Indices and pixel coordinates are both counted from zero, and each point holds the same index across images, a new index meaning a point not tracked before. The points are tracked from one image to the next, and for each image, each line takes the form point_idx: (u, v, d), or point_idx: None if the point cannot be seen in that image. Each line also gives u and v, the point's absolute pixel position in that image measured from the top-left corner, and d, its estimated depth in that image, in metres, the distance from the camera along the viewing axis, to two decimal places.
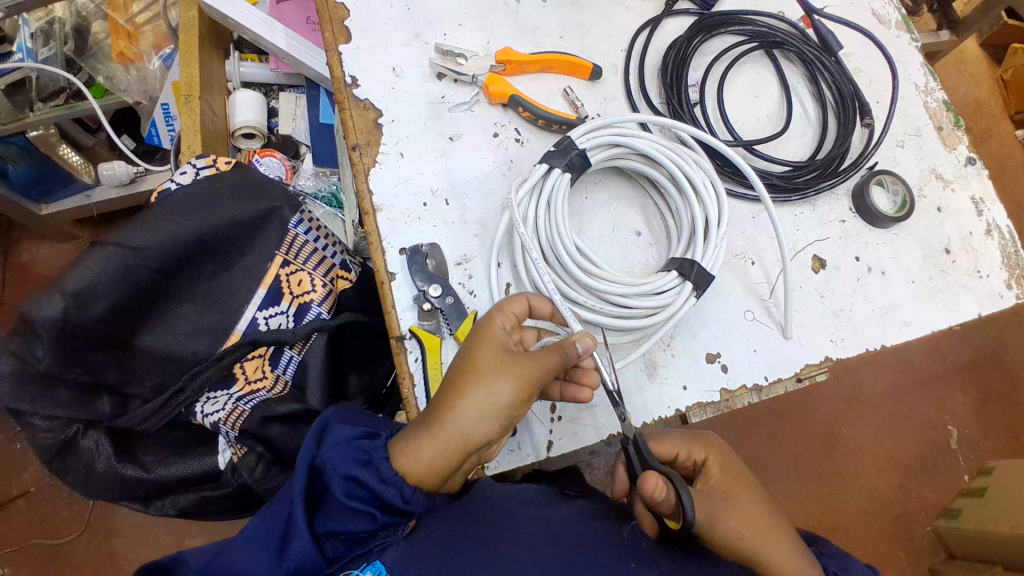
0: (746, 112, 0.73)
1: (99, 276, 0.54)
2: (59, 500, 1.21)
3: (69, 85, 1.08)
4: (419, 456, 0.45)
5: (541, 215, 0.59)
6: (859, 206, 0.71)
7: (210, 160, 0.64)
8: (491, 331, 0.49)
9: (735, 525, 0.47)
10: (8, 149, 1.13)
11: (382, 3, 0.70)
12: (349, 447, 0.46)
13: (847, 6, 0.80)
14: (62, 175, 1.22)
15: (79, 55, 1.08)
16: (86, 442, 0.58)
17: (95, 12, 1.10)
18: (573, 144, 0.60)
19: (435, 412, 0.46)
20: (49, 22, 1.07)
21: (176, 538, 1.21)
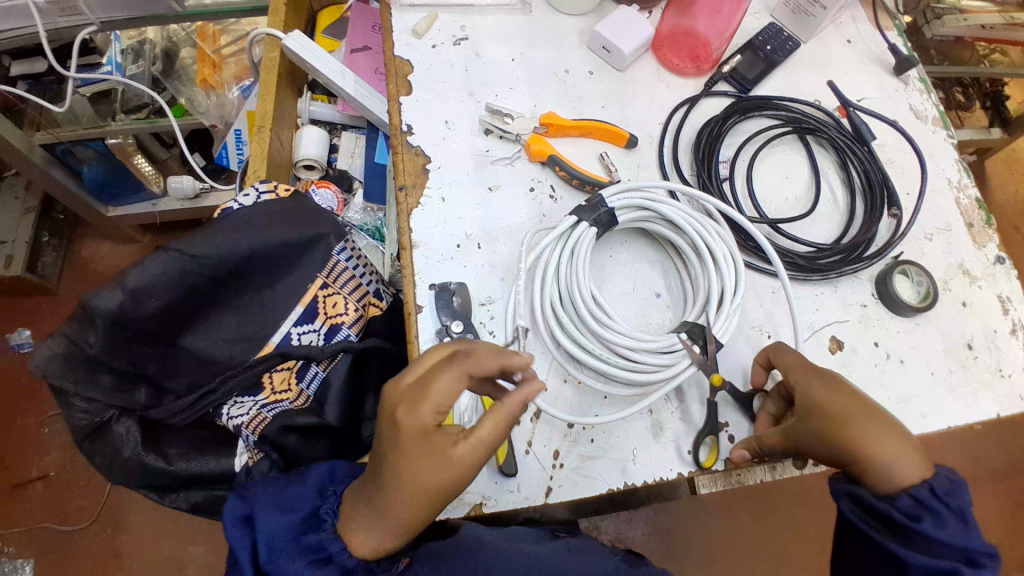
0: (777, 190, 0.76)
1: (156, 278, 0.59)
2: (73, 490, 1.31)
3: (152, 102, 1.22)
4: (374, 539, 0.50)
5: (564, 263, 0.63)
6: (881, 293, 0.72)
7: (272, 186, 0.72)
8: (415, 425, 0.47)
9: (856, 408, 0.54)
10: (84, 151, 1.27)
11: (444, 63, 0.77)
12: (298, 552, 0.49)
13: (884, 100, 0.83)
14: (133, 181, 1.37)
15: (164, 76, 1.22)
16: (119, 427, 0.62)
17: (184, 39, 1.24)
18: (601, 202, 0.65)
19: (384, 512, 0.49)
20: (140, 41, 1.20)
21: (180, 540, 1.30)
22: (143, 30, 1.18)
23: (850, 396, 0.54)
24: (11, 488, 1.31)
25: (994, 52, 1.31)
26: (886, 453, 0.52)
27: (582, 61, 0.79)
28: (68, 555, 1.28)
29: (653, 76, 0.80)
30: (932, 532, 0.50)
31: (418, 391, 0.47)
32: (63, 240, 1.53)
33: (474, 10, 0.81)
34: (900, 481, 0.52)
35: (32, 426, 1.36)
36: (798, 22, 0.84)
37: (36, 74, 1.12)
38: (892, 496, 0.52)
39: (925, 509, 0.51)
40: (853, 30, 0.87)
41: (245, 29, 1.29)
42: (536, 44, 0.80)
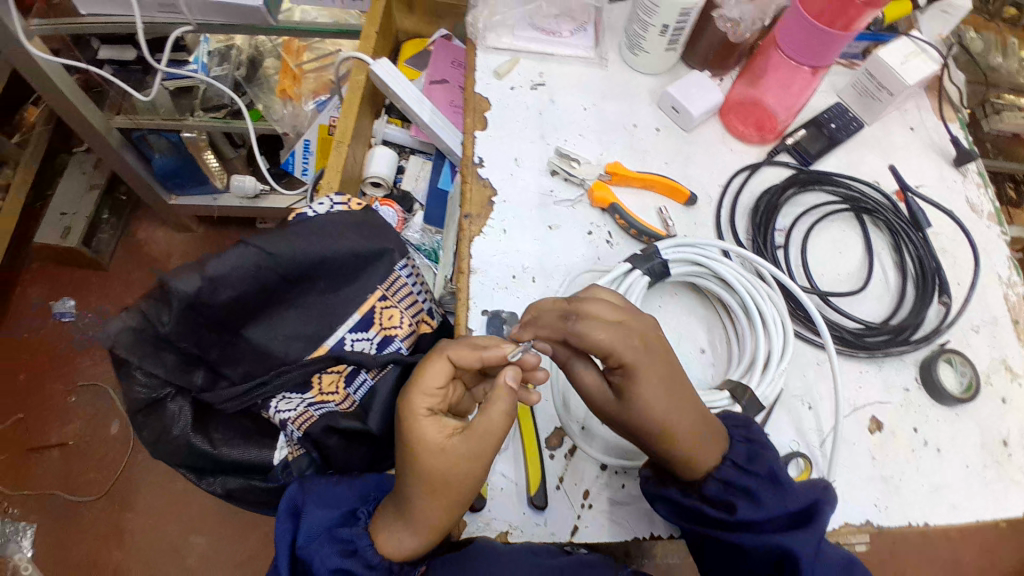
0: (829, 264, 0.78)
1: (235, 270, 0.62)
2: (88, 462, 1.36)
3: (231, 104, 1.31)
4: (401, 540, 0.53)
5: None
6: (925, 379, 0.72)
7: (345, 198, 0.76)
8: (420, 426, 0.52)
9: (648, 387, 0.52)
10: (158, 141, 1.35)
11: (521, 105, 0.82)
12: (330, 542, 0.54)
13: (941, 189, 0.85)
14: (198, 175, 1.45)
15: (246, 82, 1.30)
16: (172, 406, 0.64)
17: (270, 50, 1.33)
18: (657, 253, 0.67)
19: (409, 514, 0.53)
20: (227, 46, 1.28)
21: (182, 528, 1.32)
22: (233, 37, 1.26)
23: (655, 373, 0.52)
24: (29, 451, 1.36)
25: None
26: (698, 446, 0.54)
27: (650, 117, 0.83)
28: (73, 526, 1.30)
29: (717, 139, 0.83)
30: (750, 515, 0.53)
31: (413, 386, 0.53)
32: (121, 220, 1.61)
33: (554, 60, 0.86)
34: (706, 469, 0.56)
35: (59, 392, 1.42)
36: (864, 105, 0.86)
37: (121, 60, 1.19)
38: (703, 481, 0.56)
39: (737, 493, 0.55)
40: (917, 118, 0.89)
41: (328, 48, 1.35)
42: (609, 97, 0.84)
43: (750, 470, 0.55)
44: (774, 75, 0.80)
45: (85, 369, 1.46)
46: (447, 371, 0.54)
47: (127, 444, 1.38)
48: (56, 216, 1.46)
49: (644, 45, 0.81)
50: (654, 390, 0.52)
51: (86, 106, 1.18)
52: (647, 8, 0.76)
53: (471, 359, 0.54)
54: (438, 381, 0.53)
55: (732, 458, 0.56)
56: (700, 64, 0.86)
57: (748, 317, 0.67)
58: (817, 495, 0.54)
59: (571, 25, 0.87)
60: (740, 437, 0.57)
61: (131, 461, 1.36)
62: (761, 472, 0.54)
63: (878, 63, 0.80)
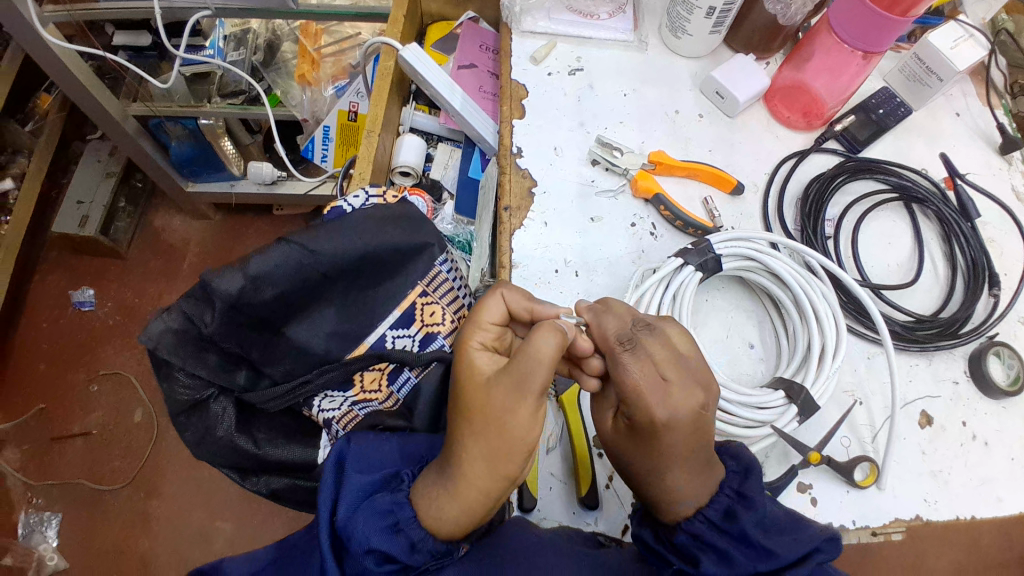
0: (877, 256, 0.75)
1: (276, 269, 0.61)
2: (112, 453, 1.37)
3: (249, 90, 1.31)
4: (439, 507, 0.49)
5: (666, 303, 0.64)
6: (974, 371, 0.69)
7: (380, 192, 0.77)
8: (470, 357, 0.51)
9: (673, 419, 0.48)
10: (175, 127, 1.32)
11: (558, 92, 0.79)
12: (372, 514, 0.50)
13: (989, 176, 0.81)
14: (217, 162, 1.44)
15: (264, 67, 1.31)
16: (216, 407, 0.63)
17: (288, 34, 1.32)
18: (710, 247, 0.66)
19: (453, 479, 0.49)
20: (244, 31, 1.29)
21: (207, 515, 1.33)
22: (249, 22, 1.27)
23: (690, 419, 0.48)
24: (54, 440, 1.37)
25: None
26: (690, 481, 0.49)
27: (691, 104, 0.80)
28: (102, 512, 1.32)
29: (761, 126, 0.80)
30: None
31: (470, 320, 0.54)
32: (138, 207, 1.60)
33: (592, 43, 0.83)
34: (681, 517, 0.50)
35: (82, 382, 1.43)
36: (911, 89, 0.82)
37: (137, 46, 1.20)
38: (673, 529, 0.50)
39: (707, 550, 0.48)
40: (963, 103, 0.85)
41: (347, 31, 1.32)
42: (648, 82, 0.81)
43: (725, 529, 0.48)
44: (820, 60, 0.75)
45: (107, 358, 1.46)
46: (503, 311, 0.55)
47: (150, 433, 1.39)
48: (73, 205, 1.45)
49: (687, 28, 0.78)
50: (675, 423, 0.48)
51: (102, 93, 1.16)
52: None
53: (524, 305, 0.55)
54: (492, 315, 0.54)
55: (707, 515, 0.49)
56: (744, 46, 0.82)
57: (801, 312, 0.65)
58: (812, 544, 0.47)
59: (608, 6, 0.84)
60: (727, 491, 0.50)
61: (155, 449, 1.37)
62: (732, 531, 0.48)
63: (927, 49, 0.76)
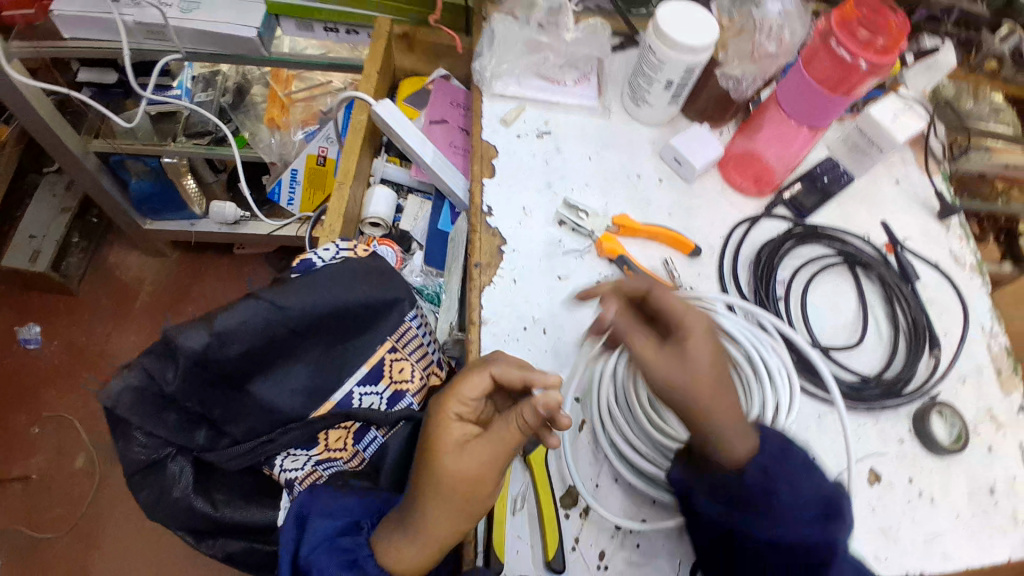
0: (825, 317, 0.80)
1: (244, 325, 0.61)
2: (52, 501, 1.28)
3: (216, 131, 1.29)
4: (402, 553, 0.53)
5: (625, 362, 0.66)
6: (919, 430, 0.74)
7: (351, 245, 0.78)
8: (447, 429, 0.52)
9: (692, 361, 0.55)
10: (137, 165, 1.30)
11: (527, 154, 0.83)
12: (334, 550, 0.54)
13: (926, 242, 0.88)
14: (177, 200, 1.41)
15: (232, 109, 1.32)
16: (173, 467, 0.61)
17: (258, 78, 1.35)
18: None
19: (414, 525, 0.52)
20: (213, 72, 1.31)
21: (148, 571, 1.24)
22: (219, 65, 1.29)
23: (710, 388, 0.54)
24: None
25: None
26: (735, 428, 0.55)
27: (653, 169, 0.85)
28: (36, 566, 1.23)
29: (717, 191, 0.85)
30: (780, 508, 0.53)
31: (448, 391, 0.54)
32: (91, 243, 1.54)
33: (560, 108, 0.88)
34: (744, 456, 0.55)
35: (21, 426, 1.35)
36: (855, 158, 0.89)
37: (102, 83, 1.19)
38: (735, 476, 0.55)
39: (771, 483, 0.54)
40: (901, 173, 0.93)
41: (319, 79, 1.33)
42: (611, 147, 0.86)
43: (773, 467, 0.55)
44: (770, 131, 0.82)
45: (49, 399, 1.38)
46: (488, 383, 0.54)
47: (91, 481, 1.31)
48: (25, 239, 1.40)
49: (647, 99, 0.83)
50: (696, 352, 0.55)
51: (62, 129, 1.14)
52: (653, 65, 0.78)
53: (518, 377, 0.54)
54: (473, 388, 0.54)
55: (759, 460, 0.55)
56: (700, 115, 0.88)
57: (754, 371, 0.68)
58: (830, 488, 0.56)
59: (574, 74, 0.89)
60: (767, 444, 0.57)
61: (95, 501, 1.29)
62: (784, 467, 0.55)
63: (869, 121, 0.83)
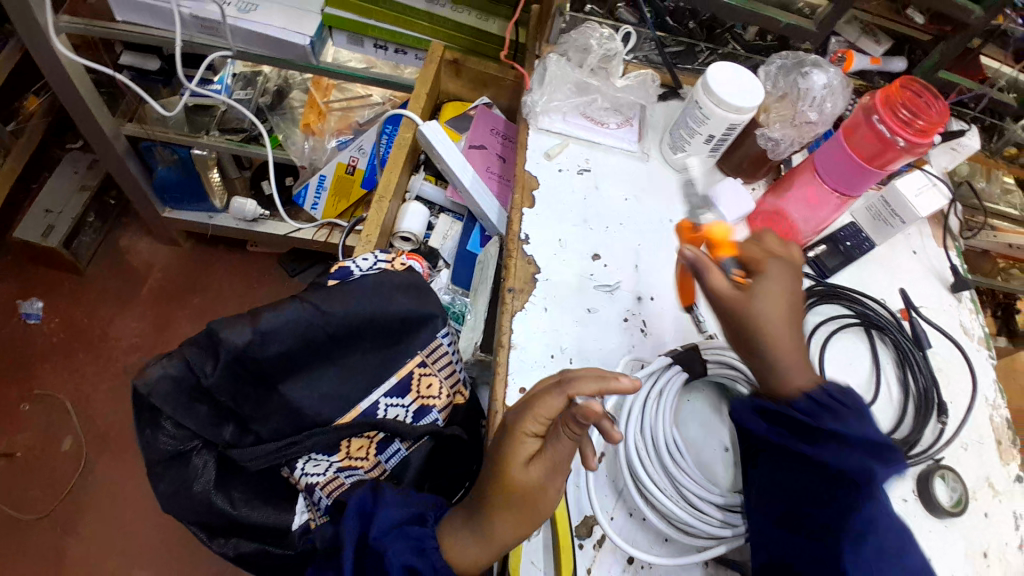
0: (840, 375, 0.82)
1: (285, 326, 0.62)
2: (35, 480, 1.26)
3: (250, 129, 1.31)
4: (464, 549, 0.57)
5: (653, 399, 0.68)
6: (921, 490, 0.75)
7: (390, 257, 0.80)
8: (519, 442, 0.56)
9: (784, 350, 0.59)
10: (166, 153, 1.32)
11: (566, 188, 0.86)
12: (402, 538, 0.57)
13: (939, 311, 0.91)
14: (198, 192, 1.43)
15: (270, 109, 1.34)
16: (198, 461, 0.62)
17: (298, 83, 1.36)
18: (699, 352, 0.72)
19: (480, 526, 0.57)
20: (254, 72, 1.34)
21: (126, 559, 1.22)
22: (262, 66, 1.32)
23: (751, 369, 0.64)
24: None
25: (1015, 269, 1.39)
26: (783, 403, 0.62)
27: (685, 216, 0.88)
28: (15, 545, 1.21)
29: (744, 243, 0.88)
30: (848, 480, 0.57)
31: (524, 405, 0.57)
32: (105, 224, 1.55)
33: (601, 148, 0.91)
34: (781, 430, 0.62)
35: (13, 399, 1.34)
36: (877, 228, 0.92)
37: (143, 69, 1.21)
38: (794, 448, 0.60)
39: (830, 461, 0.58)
40: (920, 244, 0.96)
41: (358, 91, 1.38)
42: (646, 191, 0.89)
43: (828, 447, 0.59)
44: (800, 193, 0.85)
45: (49, 376, 1.38)
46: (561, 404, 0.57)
47: (79, 461, 1.29)
48: (41, 213, 1.41)
49: (687, 148, 0.87)
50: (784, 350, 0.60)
51: (100, 109, 1.16)
52: (697, 118, 0.82)
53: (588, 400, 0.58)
54: (551, 413, 0.56)
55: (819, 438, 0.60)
56: (733, 171, 0.91)
57: None
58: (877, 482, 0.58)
59: (617, 118, 0.93)
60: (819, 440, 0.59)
61: (81, 482, 1.28)
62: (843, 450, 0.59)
63: (894, 193, 0.87)
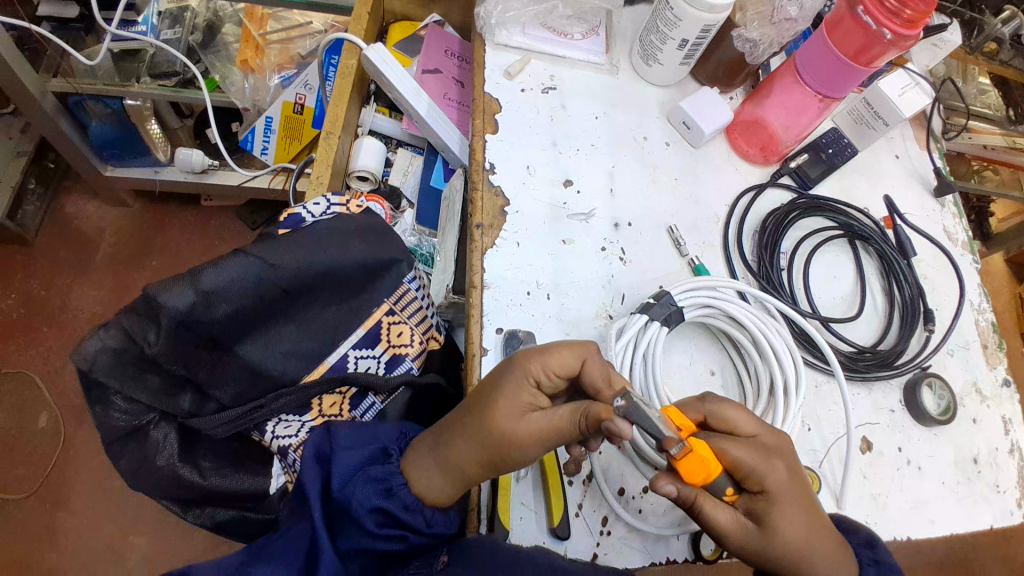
0: (823, 290, 0.80)
1: (232, 283, 0.56)
2: (14, 461, 1.21)
3: (183, 72, 1.18)
4: (432, 480, 0.54)
5: (639, 364, 0.64)
6: (909, 401, 0.75)
7: (343, 200, 0.73)
8: (519, 378, 0.52)
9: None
10: (97, 106, 1.20)
11: (530, 109, 0.79)
12: (365, 481, 0.54)
13: (923, 217, 0.88)
14: (140, 147, 1.30)
15: (201, 48, 1.20)
16: (156, 434, 0.57)
17: (230, 15, 1.22)
18: (672, 300, 0.67)
19: (446, 451, 0.53)
20: (180, 8, 1.19)
21: (120, 529, 1.20)
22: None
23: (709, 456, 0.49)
24: None
25: (988, 170, 1.37)
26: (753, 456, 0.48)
27: (660, 131, 0.82)
28: (4, 527, 1.18)
29: (722, 158, 0.83)
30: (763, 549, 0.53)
31: (538, 352, 0.52)
32: (48, 191, 1.43)
33: (565, 63, 0.83)
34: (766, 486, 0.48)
35: None
36: (858, 132, 0.88)
37: (62, 17, 1.09)
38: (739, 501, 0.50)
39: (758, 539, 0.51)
40: (901, 147, 0.92)
41: (295, 18, 1.23)
42: (619, 106, 0.82)
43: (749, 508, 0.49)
44: (780, 99, 0.80)
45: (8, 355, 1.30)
46: (577, 366, 0.53)
47: (58, 438, 1.25)
48: None
49: (658, 57, 0.79)
50: (795, 538, 0.47)
51: (18, 60, 1.03)
52: (669, 21, 0.74)
53: (604, 382, 0.53)
54: (561, 366, 0.52)
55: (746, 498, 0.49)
56: (709, 79, 0.85)
57: (760, 352, 0.68)
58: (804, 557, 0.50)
59: (581, 27, 0.85)
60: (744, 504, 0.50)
61: (63, 458, 1.23)
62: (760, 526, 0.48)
63: (877, 93, 0.81)
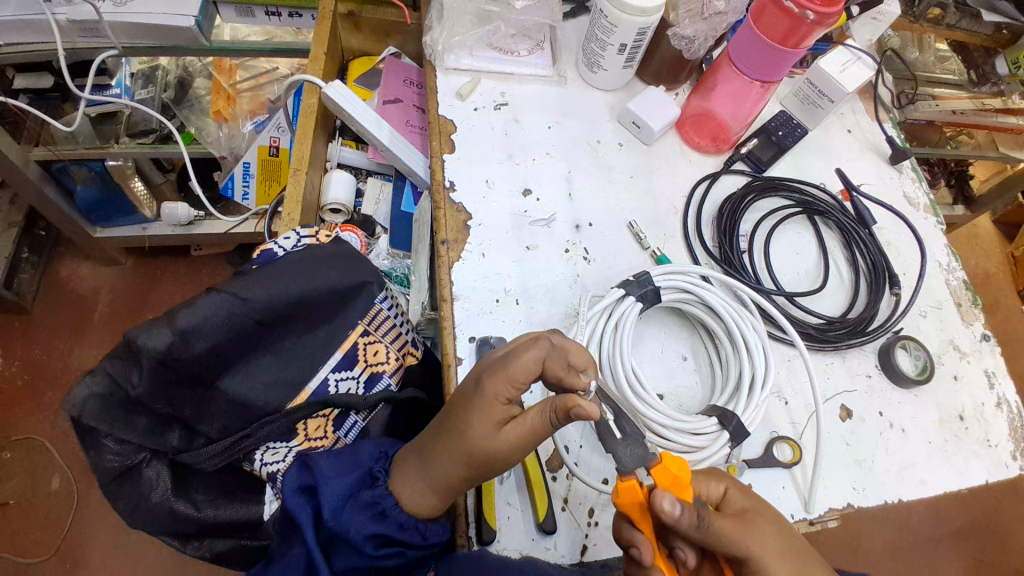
0: (787, 266, 0.82)
1: (207, 319, 0.58)
2: (30, 526, 1.23)
3: (161, 128, 1.21)
4: (421, 496, 0.56)
5: (608, 333, 0.67)
6: (884, 364, 0.77)
7: (313, 232, 0.76)
8: (486, 396, 0.52)
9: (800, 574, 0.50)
10: (81, 171, 1.23)
11: (485, 126, 0.82)
12: (357, 509, 0.55)
13: (882, 187, 0.91)
14: (125, 206, 1.33)
15: (175, 103, 1.23)
16: (149, 472, 0.59)
17: (200, 69, 1.25)
18: (650, 280, 0.69)
19: (432, 470, 0.55)
20: (152, 67, 1.22)
21: None
22: (157, 58, 1.20)
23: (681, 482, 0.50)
24: None
25: (960, 135, 1.40)
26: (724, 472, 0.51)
27: (612, 133, 0.85)
28: None
29: (676, 151, 0.86)
30: None
31: (499, 369, 0.53)
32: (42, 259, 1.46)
33: (514, 79, 0.87)
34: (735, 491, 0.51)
35: None
36: (807, 111, 0.91)
37: (38, 89, 1.13)
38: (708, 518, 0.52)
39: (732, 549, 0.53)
40: (853, 121, 0.95)
41: (263, 67, 1.29)
42: (569, 115, 0.85)
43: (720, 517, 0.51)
44: (723, 89, 0.83)
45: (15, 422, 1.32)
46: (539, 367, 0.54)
47: (71, 499, 1.26)
48: None
49: (602, 63, 0.83)
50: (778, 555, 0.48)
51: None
52: (605, 28, 0.78)
53: (564, 368, 0.55)
54: (524, 373, 0.53)
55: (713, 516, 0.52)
56: (654, 79, 0.89)
57: (732, 342, 0.70)
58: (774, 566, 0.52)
59: (527, 43, 0.88)
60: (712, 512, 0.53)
61: (78, 517, 1.25)
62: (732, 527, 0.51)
63: (820, 73, 0.84)
